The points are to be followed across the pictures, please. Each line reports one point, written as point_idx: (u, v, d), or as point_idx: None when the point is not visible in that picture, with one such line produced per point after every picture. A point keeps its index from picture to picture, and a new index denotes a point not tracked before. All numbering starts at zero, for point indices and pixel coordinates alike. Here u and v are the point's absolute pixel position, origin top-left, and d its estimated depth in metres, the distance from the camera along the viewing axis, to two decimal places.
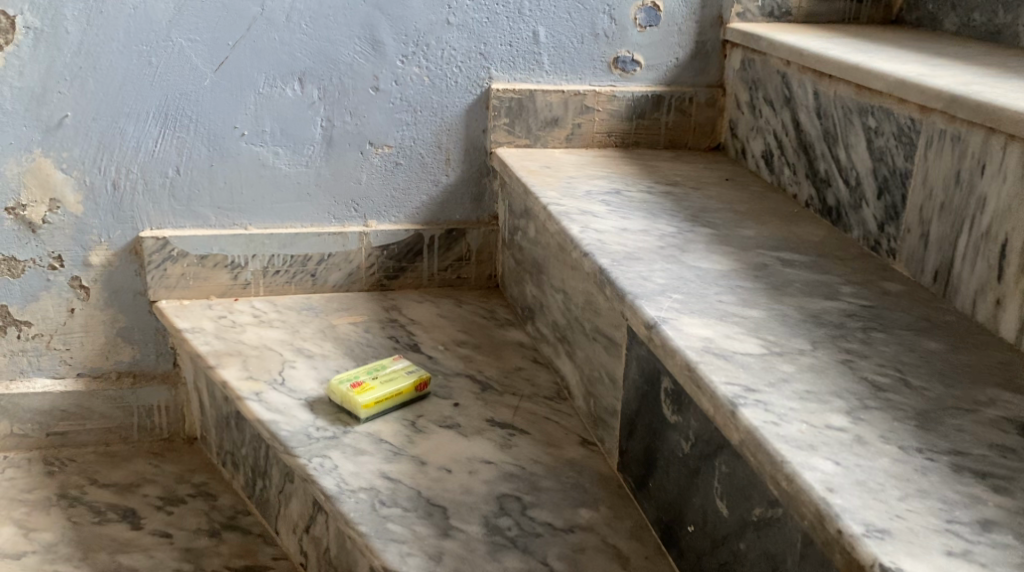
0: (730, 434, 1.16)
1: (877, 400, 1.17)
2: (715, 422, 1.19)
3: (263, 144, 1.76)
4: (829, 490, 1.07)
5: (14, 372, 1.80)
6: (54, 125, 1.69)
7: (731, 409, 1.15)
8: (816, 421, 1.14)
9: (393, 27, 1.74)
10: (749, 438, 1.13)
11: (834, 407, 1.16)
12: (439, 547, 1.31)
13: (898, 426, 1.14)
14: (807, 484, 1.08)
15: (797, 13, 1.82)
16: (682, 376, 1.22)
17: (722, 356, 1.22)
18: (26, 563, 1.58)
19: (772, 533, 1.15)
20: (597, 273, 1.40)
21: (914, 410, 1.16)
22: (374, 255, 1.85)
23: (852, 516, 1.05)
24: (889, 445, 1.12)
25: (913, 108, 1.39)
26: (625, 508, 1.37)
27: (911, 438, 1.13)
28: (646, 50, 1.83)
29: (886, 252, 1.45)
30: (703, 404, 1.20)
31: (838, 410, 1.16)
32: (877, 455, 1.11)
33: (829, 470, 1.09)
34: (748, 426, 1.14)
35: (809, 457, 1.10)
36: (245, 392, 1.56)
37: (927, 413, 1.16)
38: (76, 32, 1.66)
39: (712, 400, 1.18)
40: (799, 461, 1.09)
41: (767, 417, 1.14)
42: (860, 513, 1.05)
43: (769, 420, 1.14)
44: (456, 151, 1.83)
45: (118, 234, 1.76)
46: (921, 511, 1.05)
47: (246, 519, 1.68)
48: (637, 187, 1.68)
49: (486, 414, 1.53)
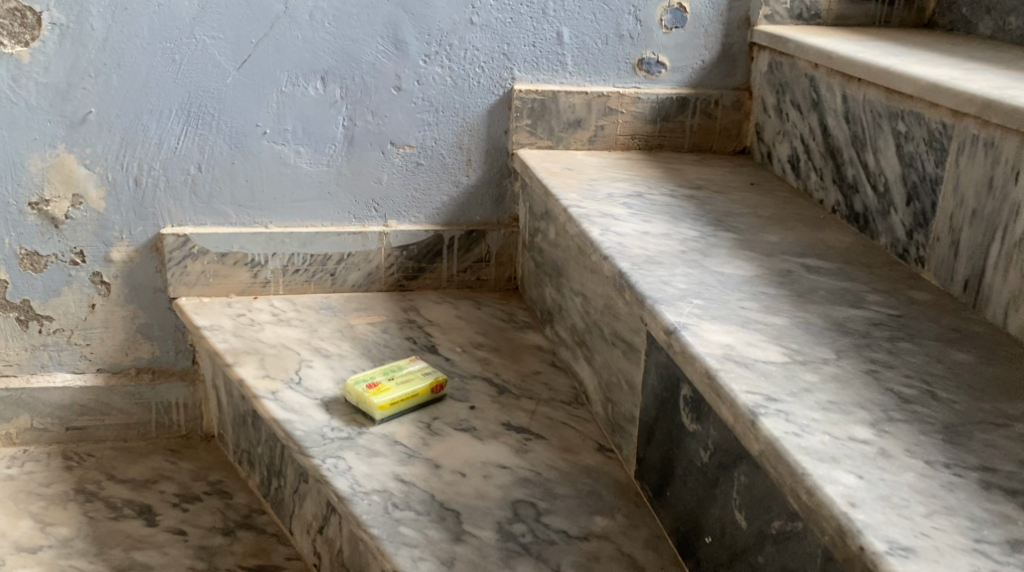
0: (750, 443, 1.14)
1: (903, 413, 1.15)
2: (734, 431, 1.17)
3: (285, 142, 1.75)
4: (852, 504, 1.05)
5: (36, 367, 1.79)
6: (78, 121, 1.68)
7: (752, 418, 1.13)
8: (839, 432, 1.12)
9: (417, 26, 1.73)
10: (770, 449, 1.11)
11: (858, 418, 1.14)
12: (451, 551, 1.29)
13: (925, 439, 1.12)
14: (829, 497, 1.05)
15: (827, 16, 1.80)
16: (703, 384, 1.20)
17: (744, 364, 1.20)
18: (41, 558, 1.57)
19: (793, 547, 1.13)
20: (617, 277, 1.38)
21: (942, 423, 1.14)
22: (393, 255, 1.83)
23: (875, 532, 1.03)
24: (914, 459, 1.10)
25: (944, 113, 1.37)
26: (641, 517, 1.35)
27: (938, 452, 1.10)
28: (671, 52, 1.81)
29: (914, 260, 1.42)
30: (724, 413, 1.17)
31: (861, 422, 1.14)
32: (902, 469, 1.09)
33: (851, 485, 1.07)
34: (768, 437, 1.11)
35: (831, 470, 1.08)
36: (261, 391, 1.55)
37: (955, 427, 1.13)
38: (101, 28, 1.65)
39: (732, 409, 1.16)
40: (820, 474, 1.07)
41: (788, 428, 1.12)
42: (883, 529, 1.03)
43: (791, 431, 1.12)
44: (478, 151, 1.81)
45: (139, 231, 1.75)
46: (947, 529, 1.03)
47: (261, 518, 1.67)
48: (659, 190, 1.66)
49: (502, 417, 1.51)
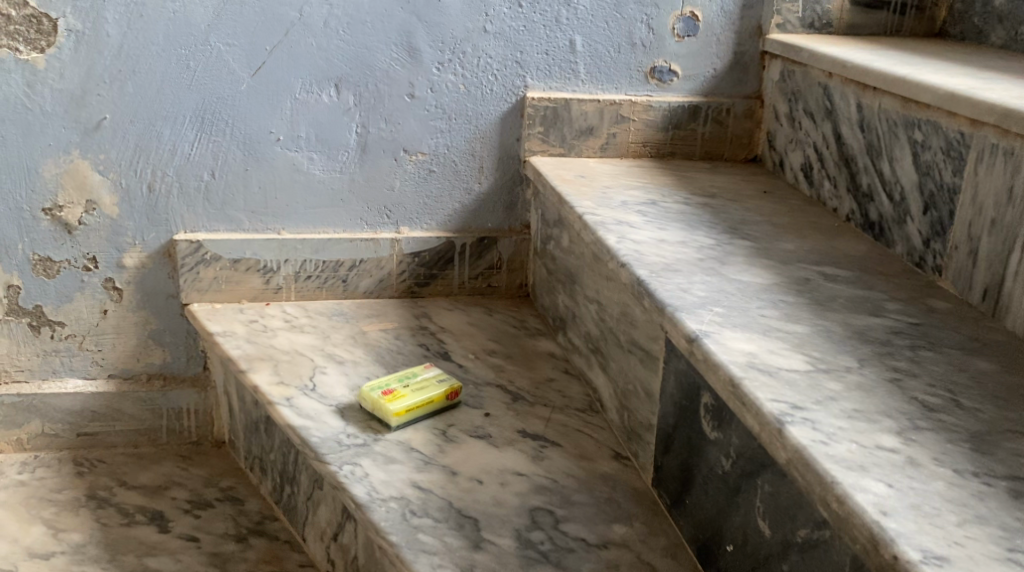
0: (776, 452, 1.14)
1: (929, 421, 1.15)
2: (759, 440, 1.17)
3: (299, 149, 1.76)
4: (883, 513, 1.05)
5: (47, 372, 1.79)
6: (92, 127, 1.69)
7: (778, 427, 1.13)
8: (867, 441, 1.12)
9: (430, 34, 1.73)
10: (798, 457, 1.11)
11: (884, 427, 1.14)
12: (470, 559, 1.29)
13: (952, 448, 1.12)
14: (860, 506, 1.06)
15: (838, 25, 1.81)
16: (727, 392, 1.20)
17: (768, 372, 1.20)
18: (54, 564, 1.57)
19: (819, 555, 1.13)
20: (635, 284, 1.38)
21: (969, 432, 1.14)
22: (405, 262, 1.84)
23: (908, 541, 1.03)
24: (942, 468, 1.10)
25: (962, 122, 1.37)
26: (660, 524, 1.35)
27: (966, 461, 1.10)
28: (684, 60, 1.81)
29: (931, 269, 1.42)
30: (749, 421, 1.17)
31: (888, 430, 1.14)
32: (931, 478, 1.09)
33: (881, 493, 1.07)
34: (796, 445, 1.11)
35: (860, 478, 1.08)
36: (276, 398, 1.55)
37: (982, 436, 1.13)
38: (116, 35, 1.65)
39: (758, 417, 1.16)
40: (850, 482, 1.07)
41: (815, 436, 1.12)
42: (916, 538, 1.03)
43: (818, 439, 1.12)
44: (490, 159, 1.81)
45: (152, 237, 1.76)
46: (980, 538, 1.03)
47: (273, 525, 1.67)
48: (673, 198, 1.66)
49: (517, 424, 1.51)
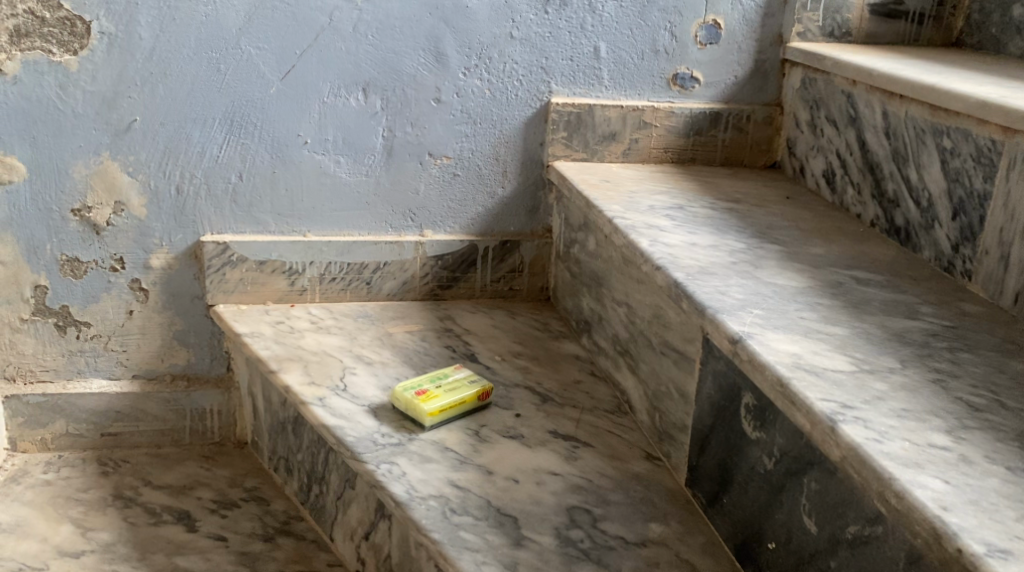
0: (829, 449, 1.15)
1: (976, 420, 1.17)
2: (809, 438, 1.19)
3: (325, 152, 1.77)
4: (943, 508, 1.07)
5: (72, 373, 1.81)
6: (123, 129, 1.71)
7: (830, 425, 1.15)
8: (918, 439, 1.14)
9: (458, 40, 1.75)
10: (852, 455, 1.13)
11: (933, 426, 1.16)
12: (513, 556, 1.31)
13: (1001, 446, 1.14)
14: (920, 502, 1.08)
15: (857, 34, 1.82)
16: (775, 392, 1.22)
17: (814, 373, 1.22)
18: (84, 562, 1.59)
19: (869, 551, 1.15)
20: (671, 287, 1.39)
21: (1016, 431, 1.16)
22: (429, 264, 1.85)
23: (971, 535, 1.05)
24: (995, 465, 1.12)
25: (994, 129, 1.39)
26: (697, 523, 1.37)
27: (1017, 459, 1.12)
28: (706, 67, 1.82)
29: (960, 273, 1.44)
30: (798, 420, 1.19)
31: (938, 428, 1.15)
32: (986, 474, 1.11)
33: (939, 489, 1.09)
34: (850, 443, 1.13)
35: (917, 475, 1.10)
36: (308, 397, 1.57)
37: None
38: (149, 38, 1.67)
39: (808, 416, 1.17)
40: (909, 478, 1.09)
41: (868, 434, 1.14)
42: (978, 532, 1.05)
43: (871, 437, 1.13)
44: (513, 163, 1.83)
45: (179, 238, 1.77)
46: None
47: (300, 525, 1.69)
48: (699, 203, 1.68)
49: (548, 425, 1.52)
